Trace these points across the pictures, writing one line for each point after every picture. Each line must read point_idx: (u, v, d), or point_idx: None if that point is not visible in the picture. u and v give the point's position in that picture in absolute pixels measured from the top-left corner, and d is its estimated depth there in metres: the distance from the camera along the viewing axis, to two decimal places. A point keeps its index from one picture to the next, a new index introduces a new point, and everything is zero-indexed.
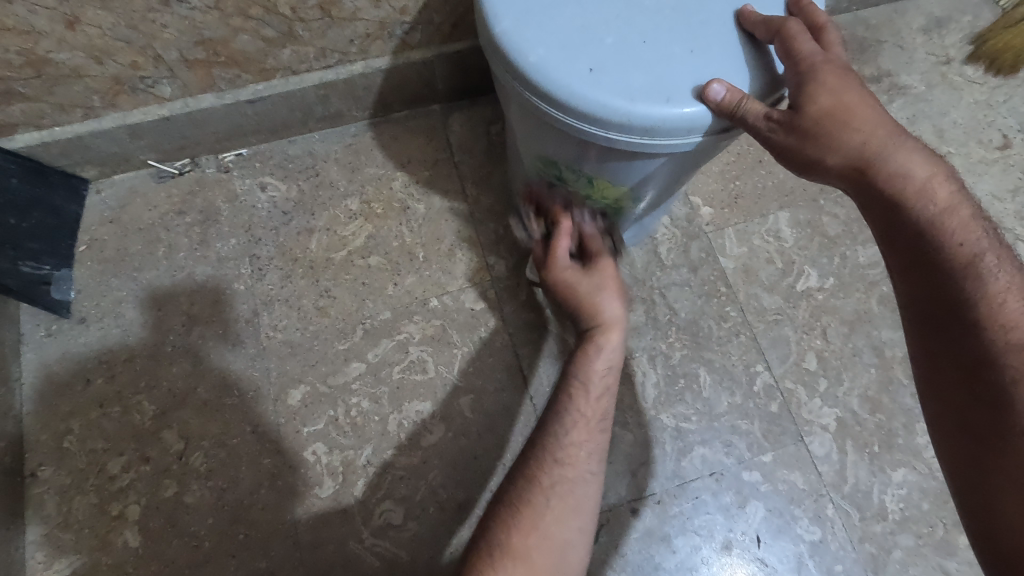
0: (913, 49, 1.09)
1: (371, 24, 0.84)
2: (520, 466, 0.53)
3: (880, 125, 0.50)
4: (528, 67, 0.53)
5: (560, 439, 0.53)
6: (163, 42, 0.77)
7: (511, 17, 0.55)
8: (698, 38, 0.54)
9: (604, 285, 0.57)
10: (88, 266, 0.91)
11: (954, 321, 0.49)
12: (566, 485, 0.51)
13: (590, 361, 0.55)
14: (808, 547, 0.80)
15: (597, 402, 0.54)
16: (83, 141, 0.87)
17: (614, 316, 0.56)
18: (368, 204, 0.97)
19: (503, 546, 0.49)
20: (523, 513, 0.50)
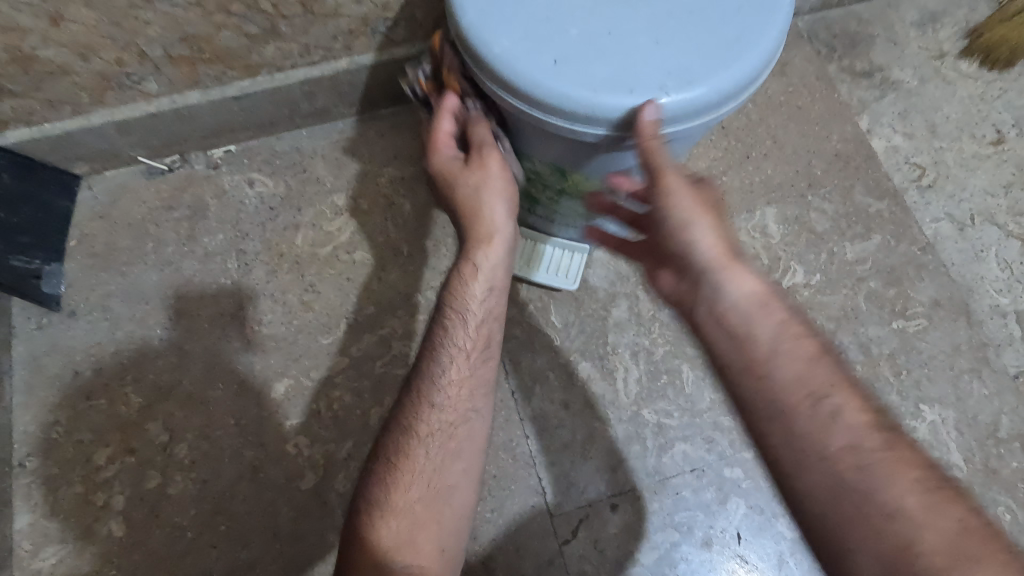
0: (906, 43, 1.08)
1: (353, 21, 0.84)
2: (401, 418, 0.59)
3: (725, 241, 0.51)
4: (494, 60, 0.53)
5: (438, 380, 0.60)
6: (146, 39, 0.78)
7: (477, 8, 0.55)
8: (664, 29, 0.54)
9: (486, 193, 0.61)
10: (78, 260, 0.92)
11: (799, 440, 0.45)
12: (447, 427, 0.58)
13: (466, 290, 0.63)
14: (789, 544, 0.80)
15: (473, 334, 0.62)
16: (72, 137, 0.88)
17: (498, 230, 0.63)
18: (354, 200, 0.97)
19: (390, 499, 0.55)
20: (404, 467, 0.56)
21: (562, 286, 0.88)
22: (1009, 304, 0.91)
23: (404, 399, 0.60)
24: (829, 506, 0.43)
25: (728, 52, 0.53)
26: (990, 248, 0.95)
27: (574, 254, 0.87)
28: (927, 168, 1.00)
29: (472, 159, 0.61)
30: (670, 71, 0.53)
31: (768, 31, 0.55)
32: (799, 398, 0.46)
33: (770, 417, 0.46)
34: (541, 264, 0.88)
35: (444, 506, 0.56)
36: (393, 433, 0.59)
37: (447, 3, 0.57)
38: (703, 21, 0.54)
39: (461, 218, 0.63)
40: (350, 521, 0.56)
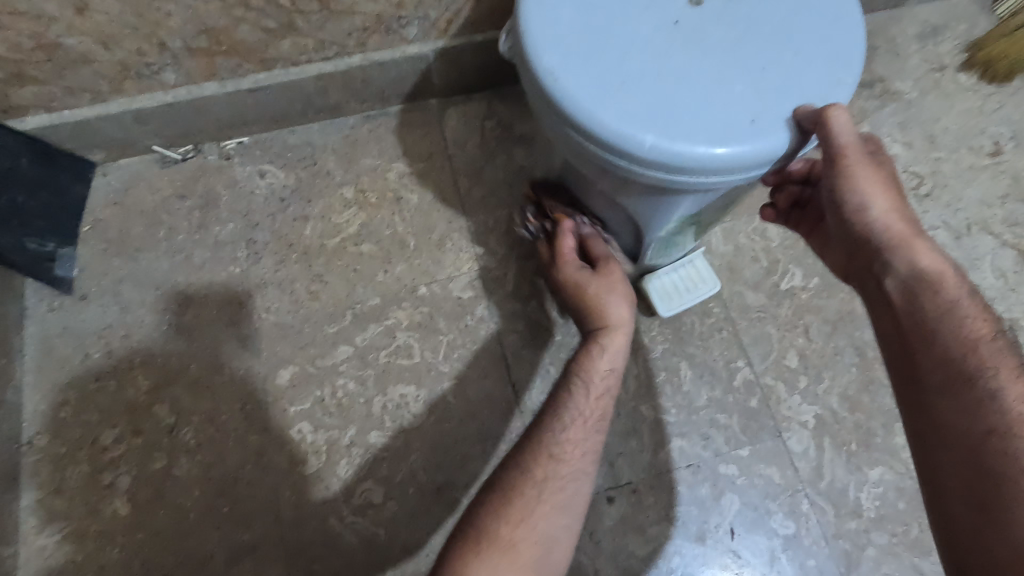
0: (908, 55, 1.10)
1: (368, 19, 0.87)
2: (518, 459, 0.59)
3: (903, 223, 0.55)
4: (705, 153, 0.52)
5: (557, 436, 0.60)
6: (167, 30, 0.80)
7: (604, 108, 0.53)
8: (773, 54, 0.55)
9: (611, 293, 0.68)
10: (92, 245, 0.94)
11: (944, 418, 0.49)
12: (560, 480, 0.57)
13: (593, 362, 0.65)
14: (782, 541, 0.81)
15: (595, 404, 0.63)
16: (89, 125, 0.90)
17: (621, 321, 0.68)
18: (363, 193, 0.99)
19: (496, 532, 0.54)
20: (514, 504, 0.56)
21: (701, 294, 0.89)
22: (1002, 312, 0.93)
23: (519, 446, 0.61)
24: (960, 465, 0.47)
25: (835, 46, 0.55)
26: (985, 257, 0.96)
27: (694, 262, 0.90)
28: (924, 177, 1.02)
29: (600, 268, 0.70)
30: (807, 86, 0.54)
31: (846, 6, 0.58)
32: (955, 357, 0.50)
33: (907, 363, 0.52)
34: (682, 291, 0.89)
35: (544, 560, 0.54)
36: (507, 472, 0.58)
37: (604, 134, 0.53)
38: (798, 30, 0.56)
39: (589, 314, 0.69)
40: (449, 547, 0.55)
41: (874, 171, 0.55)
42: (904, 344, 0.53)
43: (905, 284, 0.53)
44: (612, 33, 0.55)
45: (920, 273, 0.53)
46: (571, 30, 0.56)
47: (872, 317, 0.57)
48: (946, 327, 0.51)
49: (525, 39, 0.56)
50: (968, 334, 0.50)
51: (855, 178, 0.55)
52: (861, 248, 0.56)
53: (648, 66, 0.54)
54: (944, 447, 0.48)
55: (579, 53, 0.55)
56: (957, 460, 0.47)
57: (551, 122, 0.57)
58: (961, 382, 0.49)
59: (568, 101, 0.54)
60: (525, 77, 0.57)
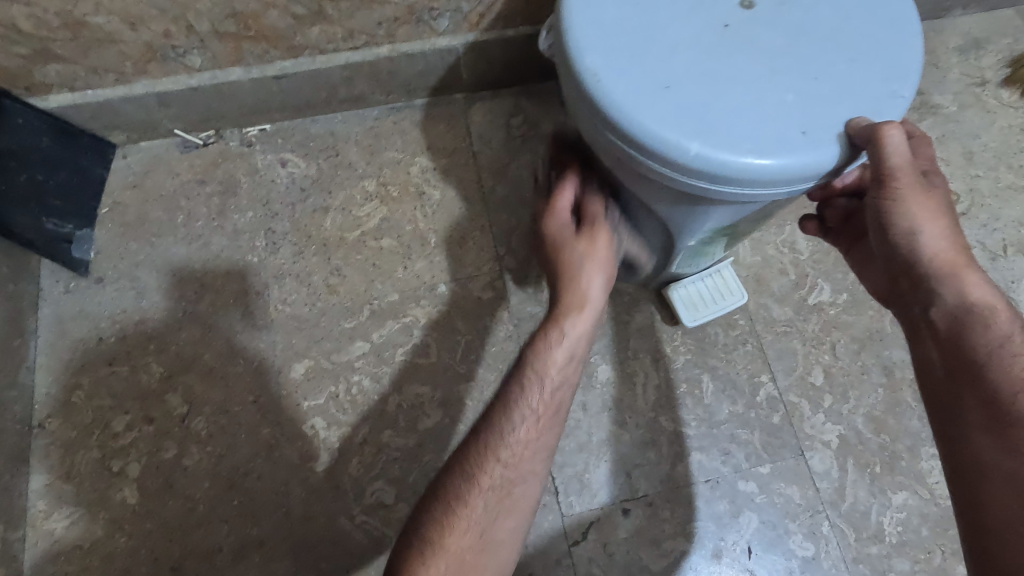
0: (948, 68, 1.07)
1: (399, 9, 0.85)
2: (463, 467, 0.58)
3: (956, 251, 0.52)
4: (751, 163, 0.49)
5: (506, 437, 0.58)
6: (195, 12, 0.78)
7: (647, 112, 0.51)
8: (827, 63, 0.53)
9: (588, 264, 0.65)
10: (109, 228, 0.93)
11: (985, 457, 0.47)
12: (505, 486, 0.57)
13: (550, 352, 0.63)
14: (800, 562, 0.79)
15: (549, 399, 0.61)
16: (112, 106, 0.89)
17: (592, 301, 0.65)
18: (384, 186, 0.97)
19: (439, 540, 0.54)
20: (460, 511, 0.55)
21: (726, 307, 0.86)
22: None
23: (465, 451, 0.59)
24: (1004, 510, 0.44)
25: (892, 58, 0.53)
26: (1021, 280, 0.94)
27: (721, 272, 0.87)
28: (960, 195, 0.99)
29: (583, 231, 0.65)
30: (862, 99, 0.51)
31: (905, 17, 0.55)
32: (1005, 396, 0.47)
33: (951, 399, 0.51)
34: (708, 301, 0.86)
35: (489, 561, 0.55)
36: (453, 477, 0.57)
37: (647, 139, 0.51)
38: (854, 39, 0.54)
39: (561, 283, 0.65)
40: (402, 549, 0.54)
41: (927, 194, 0.52)
42: (951, 380, 0.51)
43: (953, 316, 0.51)
44: (659, 35, 0.53)
45: (970, 305, 0.51)
46: (615, 29, 0.53)
47: (914, 346, 0.55)
48: (995, 363, 0.48)
49: (568, 37, 0.54)
50: (1019, 373, 0.47)
51: (905, 203, 0.52)
52: (906, 273, 0.54)
53: (696, 71, 0.52)
54: (985, 489, 0.46)
55: (623, 54, 0.53)
56: (1000, 505, 0.44)
57: (590, 124, 0.55)
58: (1008, 422, 0.46)
59: (610, 104, 0.52)
60: (565, 76, 0.55)
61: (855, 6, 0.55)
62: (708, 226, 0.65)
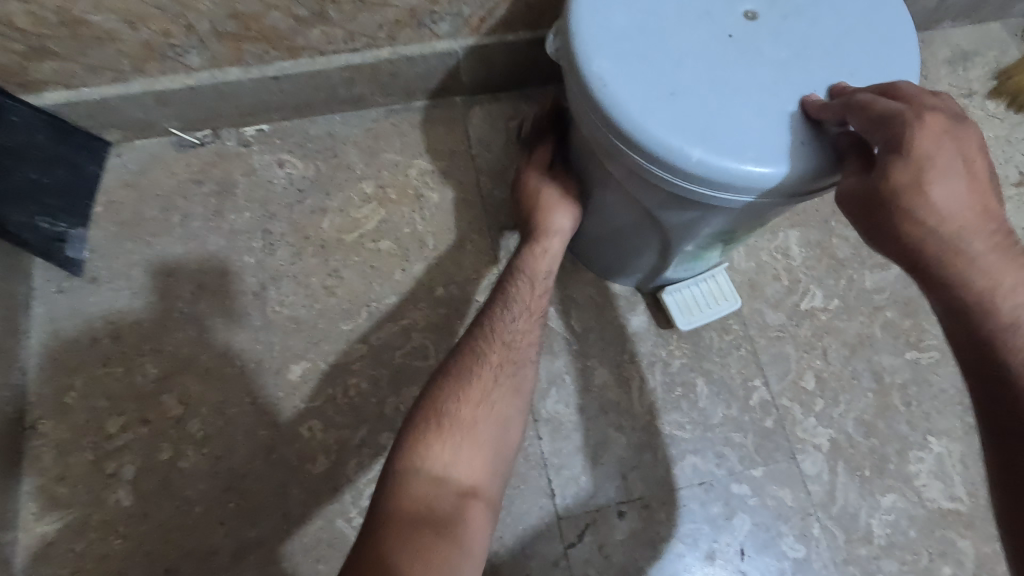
0: (937, 79, 1.10)
1: (402, 12, 0.85)
2: (469, 351, 0.64)
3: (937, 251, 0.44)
4: (753, 171, 0.51)
5: (507, 326, 0.67)
6: (196, 12, 0.78)
7: (652, 118, 0.51)
8: (828, 77, 0.54)
9: (560, 203, 0.75)
10: (104, 227, 0.92)
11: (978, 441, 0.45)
12: (509, 369, 0.64)
13: (534, 262, 0.74)
14: (791, 563, 0.81)
15: (536, 298, 0.72)
16: (109, 104, 0.88)
17: (561, 230, 0.75)
18: (383, 188, 0.98)
19: (454, 415, 0.59)
20: (470, 387, 0.61)
21: (720, 311, 0.88)
22: None
23: (466, 349, 0.65)
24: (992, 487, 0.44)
25: (889, 72, 0.54)
26: None
27: (716, 276, 0.89)
28: None
29: (556, 177, 0.77)
30: None
31: (902, 32, 0.56)
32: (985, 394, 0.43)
33: None
34: (702, 305, 0.88)
35: (499, 436, 0.60)
36: (461, 361, 0.63)
37: (652, 145, 0.51)
38: (853, 53, 0.55)
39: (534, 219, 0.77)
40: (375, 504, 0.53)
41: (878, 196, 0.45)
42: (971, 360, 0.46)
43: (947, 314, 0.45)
44: (666, 42, 0.54)
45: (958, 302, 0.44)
46: (622, 35, 0.54)
47: None
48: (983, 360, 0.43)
49: (575, 41, 0.54)
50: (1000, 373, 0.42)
51: (857, 212, 0.47)
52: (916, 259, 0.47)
53: (700, 78, 0.53)
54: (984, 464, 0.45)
55: (629, 59, 0.53)
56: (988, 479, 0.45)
57: (594, 128, 0.56)
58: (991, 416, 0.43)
59: (615, 109, 0.52)
60: (571, 80, 0.56)
61: (856, 21, 0.56)
62: (705, 233, 0.66)
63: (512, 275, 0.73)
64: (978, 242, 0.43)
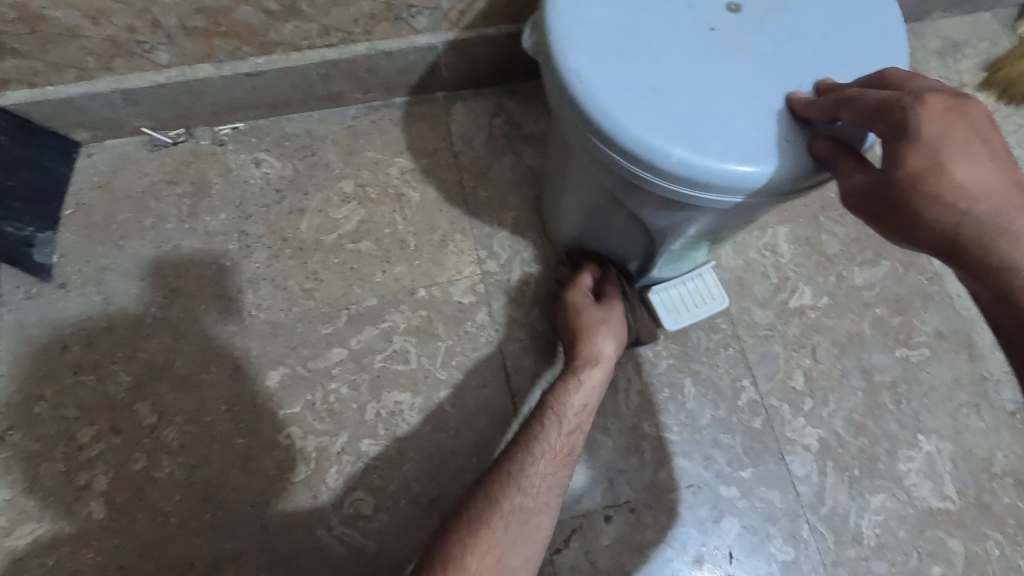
0: (926, 71, 1.08)
1: (378, 6, 0.82)
2: (488, 493, 0.67)
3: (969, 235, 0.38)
4: (737, 170, 0.49)
5: (526, 470, 0.69)
6: (161, 7, 0.75)
7: (631, 116, 0.49)
8: (815, 71, 0.52)
9: (603, 330, 0.79)
10: (74, 230, 0.90)
11: None
12: (523, 513, 0.66)
13: (568, 398, 0.75)
14: (781, 567, 0.79)
15: (564, 441, 0.72)
16: (75, 103, 0.85)
17: (604, 357, 0.78)
18: (362, 188, 0.95)
19: (461, 560, 0.61)
20: (479, 537, 0.63)
21: (709, 310, 0.85)
22: None
23: (483, 488, 0.68)
24: None
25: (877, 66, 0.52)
26: None
27: (704, 274, 0.86)
28: None
29: (602, 303, 0.81)
30: None
31: (891, 26, 0.54)
32: None
33: None
34: (690, 304, 0.85)
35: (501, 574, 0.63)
36: (478, 505, 0.66)
37: (632, 144, 0.49)
38: (840, 47, 0.53)
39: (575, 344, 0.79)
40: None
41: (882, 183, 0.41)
42: None
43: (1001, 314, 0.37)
44: (645, 37, 0.52)
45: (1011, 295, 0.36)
46: (600, 29, 0.52)
47: None
48: None
49: (551, 36, 0.52)
50: None
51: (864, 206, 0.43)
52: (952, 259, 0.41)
53: (682, 74, 0.51)
54: None
55: (607, 55, 0.51)
56: None
57: (573, 126, 0.54)
58: None
59: (594, 107, 0.50)
60: (548, 76, 0.54)
61: (843, 12, 0.54)
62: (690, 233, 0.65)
63: (545, 407, 0.74)
64: (1022, 220, 0.36)
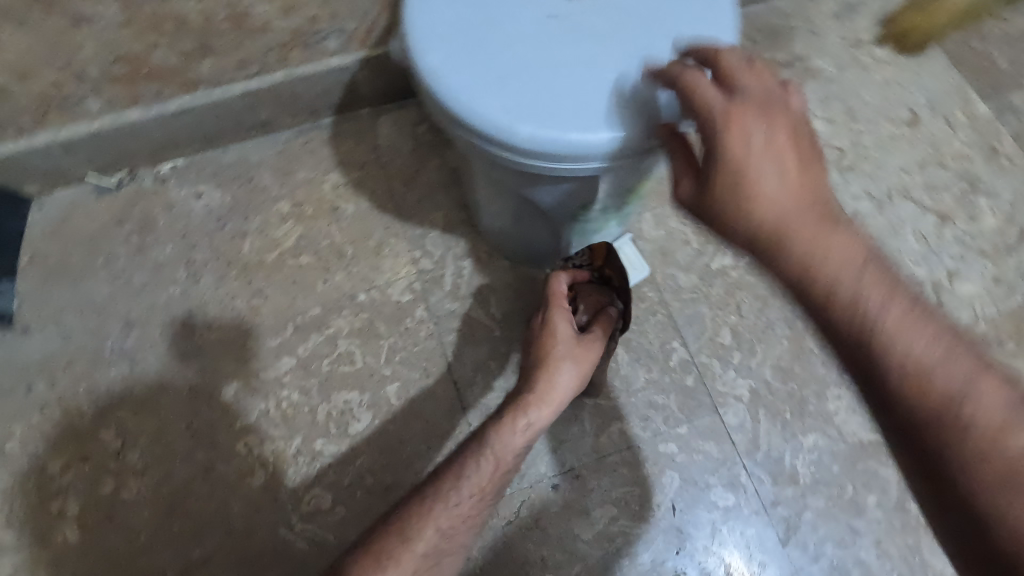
0: (825, 33, 1.13)
1: (285, 35, 0.88)
2: (394, 524, 0.63)
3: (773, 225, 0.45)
4: (581, 139, 0.54)
5: (450, 506, 0.64)
6: (82, 60, 0.81)
7: (482, 103, 0.55)
8: (648, 42, 0.57)
9: (570, 364, 0.74)
10: (31, 277, 0.95)
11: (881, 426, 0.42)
12: (435, 552, 0.62)
13: (511, 437, 0.69)
14: (721, 513, 0.84)
15: (493, 480, 0.67)
16: (18, 158, 0.91)
17: (558, 396, 0.72)
18: (299, 206, 1.01)
19: None
20: (384, 568, 0.60)
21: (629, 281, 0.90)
22: (925, 274, 0.96)
23: (406, 507, 0.64)
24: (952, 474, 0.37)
25: (707, 31, 0.58)
26: (907, 223, 1.00)
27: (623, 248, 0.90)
28: (846, 150, 1.05)
29: (583, 336, 0.76)
30: None
31: None
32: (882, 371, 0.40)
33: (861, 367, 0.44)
34: None
35: None
36: (386, 538, 0.62)
37: (487, 128, 0.55)
38: (672, 18, 0.58)
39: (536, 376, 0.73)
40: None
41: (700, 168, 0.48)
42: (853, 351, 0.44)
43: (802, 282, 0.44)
44: (492, 29, 0.57)
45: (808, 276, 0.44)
46: (451, 28, 0.57)
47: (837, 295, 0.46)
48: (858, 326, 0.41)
49: (409, 39, 0.58)
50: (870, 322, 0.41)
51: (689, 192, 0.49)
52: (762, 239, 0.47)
53: (526, 58, 0.56)
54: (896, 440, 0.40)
55: (459, 50, 0.56)
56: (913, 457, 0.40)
57: (440, 119, 0.59)
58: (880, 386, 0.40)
59: (450, 99, 0.55)
60: (413, 75, 0.59)
61: None
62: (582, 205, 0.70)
63: (483, 440, 0.68)
64: (808, 211, 0.44)
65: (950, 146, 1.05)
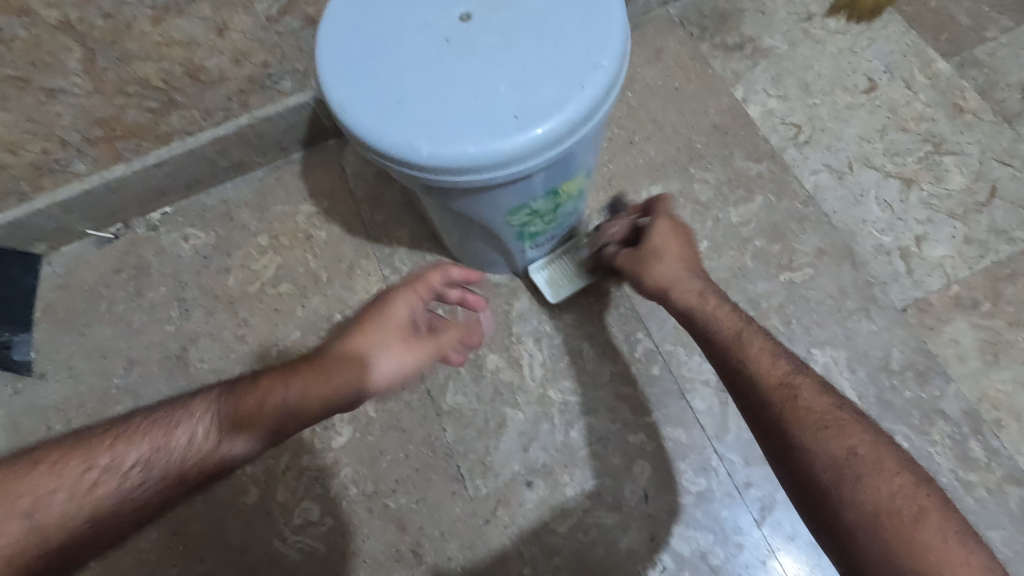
0: (775, 11, 1.12)
1: (241, 82, 0.95)
2: (161, 413, 0.59)
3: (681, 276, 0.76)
4: (476, 151, 0.58)
5: (205, 424, 0.59)
6: (62, 128, 0.89)
7: (384, 128, 0.59)
8: (535, 51, 0.60)
9: (380, 345, 0.65)
10: (44, 329, 1.04)
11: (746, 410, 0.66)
12: (151, 463, 0.56)
13: (287, 391, 0.62)
14: (694, 497, 0.85)
15: (252, 429, 0.60)
16: (22, 222, 1.00)
17: (341, 387, 0.63)
18: (276, 238, 1.07)
19: (70, 464, 0.55)
20: (99, 454, 0.56)
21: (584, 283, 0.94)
22: (892, 241, 0.95)
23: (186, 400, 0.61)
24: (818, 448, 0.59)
25: (592, 33, 0.61)
26: (870, 191, 0.98)
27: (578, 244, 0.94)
28: (802, 125, 1.04)
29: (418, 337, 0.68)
30: (567, 75, 0.59)
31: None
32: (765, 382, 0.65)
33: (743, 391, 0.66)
34: (566, 276, 0.93)
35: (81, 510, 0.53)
36: (129, 427, 0.58)
37: (392, 151, 0.59)
38: (558, 25, 0.61)
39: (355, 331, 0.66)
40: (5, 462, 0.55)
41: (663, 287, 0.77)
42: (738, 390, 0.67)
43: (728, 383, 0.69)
44: (390, 59, 0.61)
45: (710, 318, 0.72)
46: (354, 63, 0.62)
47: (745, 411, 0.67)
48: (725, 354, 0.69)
49: (319, 78, 0.63)
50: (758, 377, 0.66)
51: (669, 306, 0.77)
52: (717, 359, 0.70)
53: (423, 82, 0.60)
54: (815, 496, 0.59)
55: (361, 82, 0.61)
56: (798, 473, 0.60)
57: (355, 147, 0.63)
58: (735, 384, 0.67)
59: (356, 128, 0.60)
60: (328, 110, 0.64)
61: None
62: (510, 212, 0.74)
63: (275, 370, 0.63)
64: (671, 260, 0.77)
65: (910, 109, 1.03)
